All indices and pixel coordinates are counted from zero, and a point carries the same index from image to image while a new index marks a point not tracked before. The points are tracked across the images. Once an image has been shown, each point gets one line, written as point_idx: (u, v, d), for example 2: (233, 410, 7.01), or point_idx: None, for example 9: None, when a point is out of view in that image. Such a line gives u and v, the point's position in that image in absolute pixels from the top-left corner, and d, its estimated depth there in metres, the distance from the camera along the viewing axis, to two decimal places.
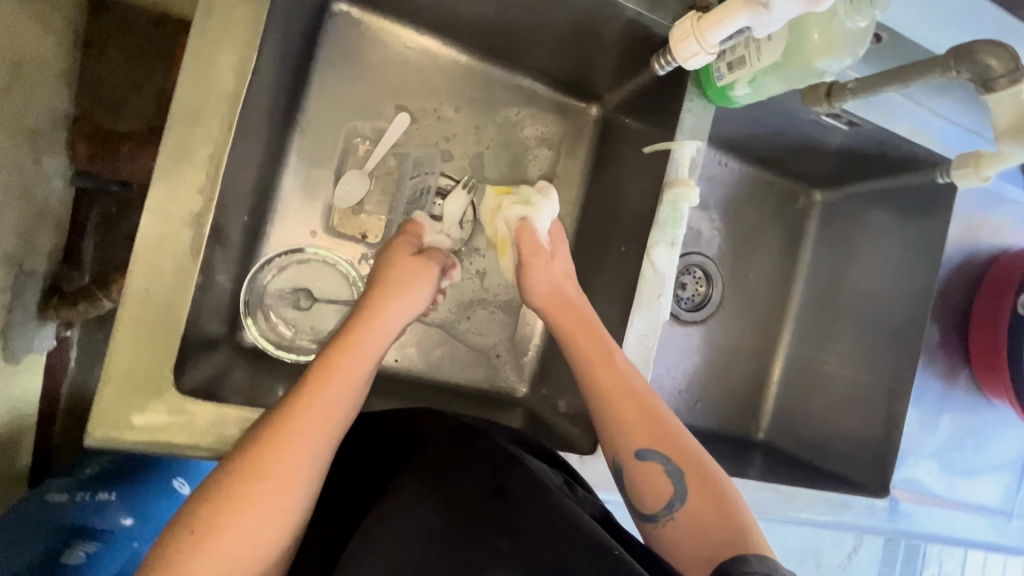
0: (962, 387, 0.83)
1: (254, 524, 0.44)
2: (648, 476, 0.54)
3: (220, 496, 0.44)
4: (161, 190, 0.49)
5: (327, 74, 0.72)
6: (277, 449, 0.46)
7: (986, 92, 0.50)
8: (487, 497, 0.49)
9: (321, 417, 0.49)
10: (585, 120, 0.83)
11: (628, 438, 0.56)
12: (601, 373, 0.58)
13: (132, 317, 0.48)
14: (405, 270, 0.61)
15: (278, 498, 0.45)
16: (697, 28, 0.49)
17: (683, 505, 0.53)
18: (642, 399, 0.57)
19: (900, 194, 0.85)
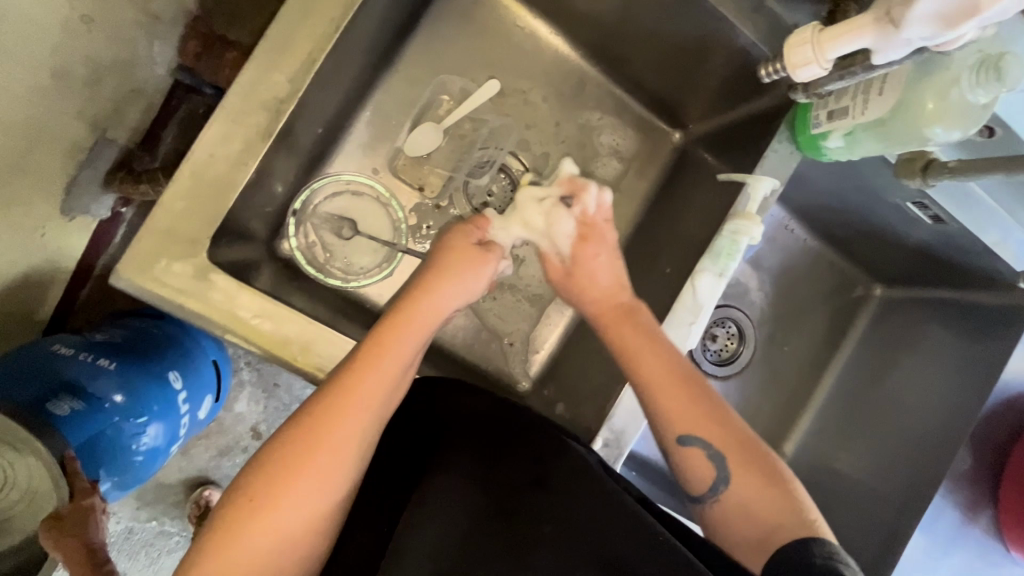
0: (981, 528, 0.73)
1: (311, 493, 0.45)
2: (691, 463, 0.54)
3: (278, 466, 0.45)
4: (254, 68, 0.51)
5: (434, 29, 0.75)
6: (328, 429, 0.46)
7: None
8: (532, 485, 0.46)
9: (369, 392, 0.48)
10: (664, 144, 0.82)
11: (672, 424, 0.55)
12: (644, 365, 0.56)
13: (189, 175, 0.50)
14: (466, 261, 0.58)
15: (332, 472, 0.46)
16: (817, 37, 0.47)
17: (727, 488, 0.53)
18: (687, 390, 0.56)
19: (966, 311, 0.80)
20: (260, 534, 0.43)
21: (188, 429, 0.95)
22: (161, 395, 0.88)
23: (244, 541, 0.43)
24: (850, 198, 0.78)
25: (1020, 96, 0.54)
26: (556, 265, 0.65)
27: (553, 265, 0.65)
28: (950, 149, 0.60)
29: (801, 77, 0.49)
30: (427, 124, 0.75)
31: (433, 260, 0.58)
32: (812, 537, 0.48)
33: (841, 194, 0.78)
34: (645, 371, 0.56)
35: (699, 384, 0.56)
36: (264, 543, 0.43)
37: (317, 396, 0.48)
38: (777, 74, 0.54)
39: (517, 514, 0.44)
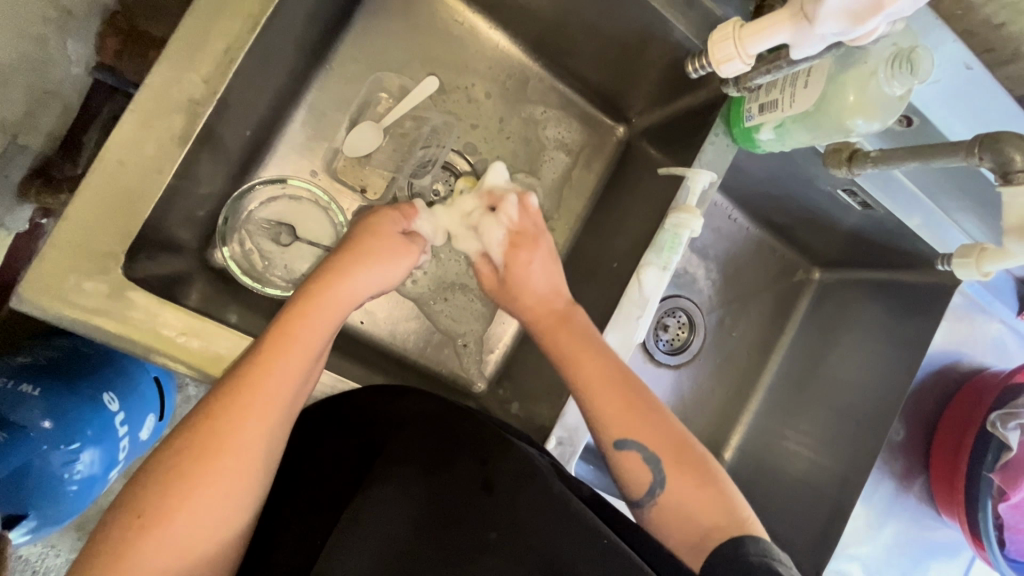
0: (914, 495, 0.78)
1: (210, 498, 0.42)
2: (628, 467, 0.55)
3: (173, 472, 0.42)
4: (166, 68, 0.48)
5: (368, 24, 0.72)
6: (229, 428, 0.44)
7: (1005, 184, 0.48)
8: (476, 491, 0.47)
9: (273, 390, 0.46)
10: (609, 138, 0.83)
11: (604, 431, 0.55)
12: (581, 366, 0.57)
13: (98, 186, 0.46)
14: (384, 245, 0.56)
15: (236, 475, 0.43)
16: (738, 34, 0.48)
17: (664, 489, 0.54)
18: (615, 394, 0.56)
19: (896, 291, 0.84)
20: (156, 550, 0.40)
21: (128, 453, 0.88)
22: (95, 419, 0.82)
23: (134, 561, 0.39)
24: (786, 186, 0.81)
25: (932, 87, 0.58)
26: (489, 271, 0.66)
27: (487, 276, 0.66)
28: (873, 137, 0.63)
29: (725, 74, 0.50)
30: (365, 123, 0.72)
31: (347, 242, 0.55)
32: (748, 536, 0.50)
33: (780, 183, 0.81)
34: (585, 374, 0.57)
35: (632, 388, 0.57)
36: (162, 559, 0.40)
37: (217, 392, 0.45)
38: (704, 70, 0.56)
39: (464, 521, 0.45)
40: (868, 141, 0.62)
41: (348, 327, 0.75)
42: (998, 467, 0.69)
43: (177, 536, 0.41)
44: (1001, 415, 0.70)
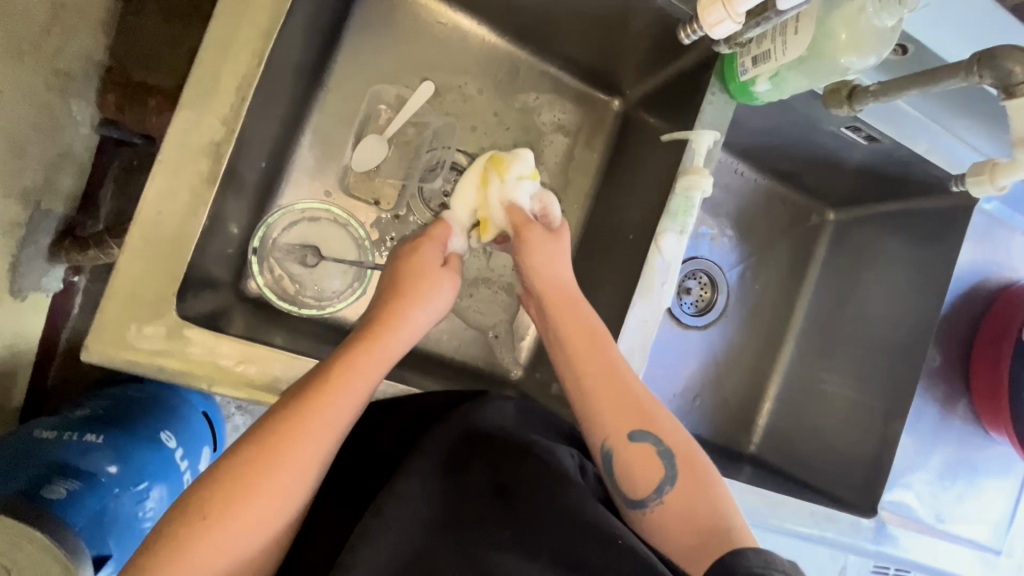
0: (960, 417, 0.80)
1: (257, 514, 0.45)
2: (638, 460, 0.54)
3: (228, 485, 0.45)
4: (184, 115, 0.50)
5: (358, 39, 0.74)
6: (286, 449, 0.47)
7: (1007, 98, 0.49)
8: (491, 496, 0.50)
9: (333, 415, 0.50)
10: (606, 114, 0.84)
11: (620, 424, 0.56)
12: (585, 356, 0.60)
13: (142, 237, 0.49)
14: (429, 284, 0.62)
15: (283, 497, 0.46)
16: None
17: (674, 487, 0.53)
18: (625, 389, 0.58)
19: (913, 219, 0.84)
20: (196, 565, 0.42)
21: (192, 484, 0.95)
22: (157, 457, 0.86)
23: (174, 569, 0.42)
24: (789, 133, 0.81)
25: (925, 12, 0.58)
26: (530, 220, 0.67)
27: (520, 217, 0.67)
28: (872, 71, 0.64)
29: (718, 36, 0.51)
30: (369, 136, 0.74)
31: (399, 278, 0.61)
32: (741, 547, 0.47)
33: (781, 131, 0.81)
34: (584, 366, 0.59)
35: (642, 395, 0.58)
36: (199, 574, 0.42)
37: (277, 413, 0.49)
38: (696, 35, 0.55)
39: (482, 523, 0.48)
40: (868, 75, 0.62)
41: None
42: None
43: (219, 551, 0.43)
44: None
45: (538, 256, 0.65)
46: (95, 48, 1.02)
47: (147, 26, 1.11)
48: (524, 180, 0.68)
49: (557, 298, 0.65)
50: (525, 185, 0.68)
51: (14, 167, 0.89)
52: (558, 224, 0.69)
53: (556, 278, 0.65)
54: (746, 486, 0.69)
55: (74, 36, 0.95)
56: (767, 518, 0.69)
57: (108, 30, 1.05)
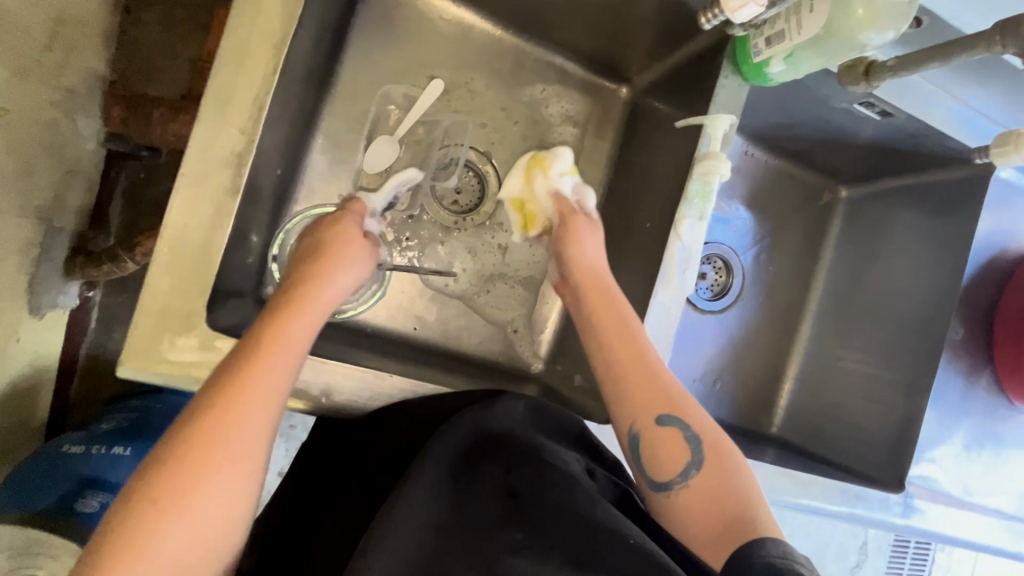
0: (984, 387, 0.79)
1: (212, 482, 0.42)
2: (667, 445, 0.55)
3: (177, 465, 0.42)
4: (204, 127, 0.50)
5: (364, 40, 0.74)
6: (226, 418, 0.44)
7: None
8: (503, 497, 0.51)
9: (273, 367, 0.48)
10: (614, 102, 0.84)
11: (648, 409, 0.57)
12: (615, 342, 0.62)
13: (170, 250, 0.49)
14: (341, 250, 0.62)
15: (235, 458, 0.43)
16: None
17: (700, 471, 0.54)
18: (653, 374, 0.59)
19: (928, 191, 0.84)
20: (161, 550, 0.40)
21: None
22: None
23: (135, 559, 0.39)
24: (800, 112, 0.81)
25: None
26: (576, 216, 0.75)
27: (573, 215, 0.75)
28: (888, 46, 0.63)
29: (742, 19, 0.52)
30: (381, 138, 0.75)
31: (318, 244, 0.62)
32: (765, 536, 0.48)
33: (792, 110, 0.80)
34: (616, 349, 0.61)
35: (671, 381, 0.59)
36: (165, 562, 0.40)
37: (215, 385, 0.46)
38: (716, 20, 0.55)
39: (493, 524, 0.48)
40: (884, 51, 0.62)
41: (402, 335, 0.77)
42: None
43: (183, 532, 0.41)
44: None
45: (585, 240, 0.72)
46: (97, 63, 1.02)
47: (146, 37, 1.11)
48: (565, 175, 0.78)
49: (593, 285, 0.68)
50: (562, 178, 0.77)
51: (24, 186, 0.89)
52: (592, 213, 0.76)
53: (596, 263, 0.71)
54: (775, 469, 0.69)
55: (76, 52, 0.95)
56: (798, 500, 0.69)
57: (109, 43, 1.05)
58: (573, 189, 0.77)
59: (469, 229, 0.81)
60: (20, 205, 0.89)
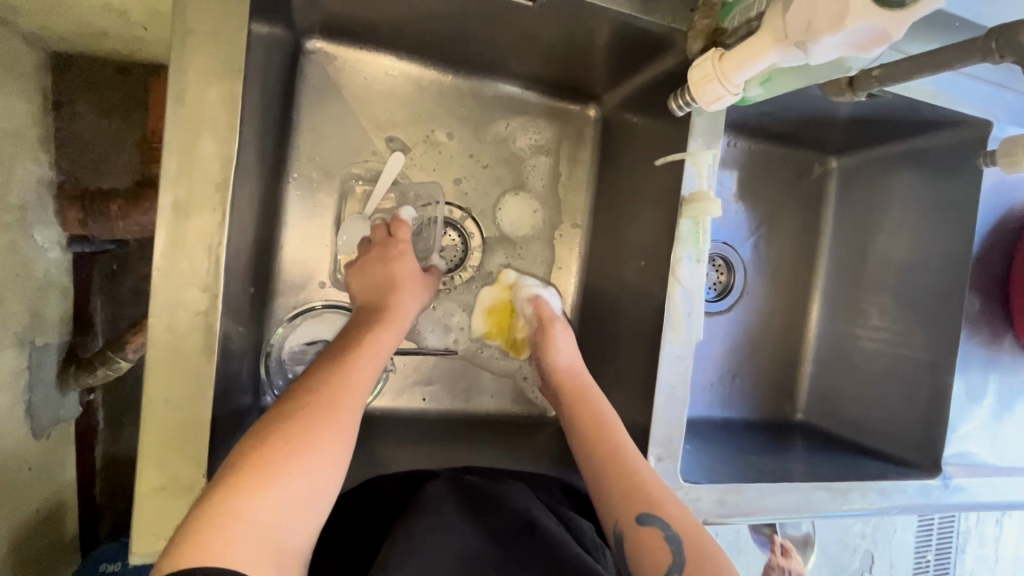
0: (1008, 352, 0.77)
1: (333, 433, 0.47)
2: (646, 543, 0.51)
3: (303, 419, 0.47)
4: (162, 291, 0.44)
5: (313, 119, 0.70)
6: (342, 390, 0.51)
7: None
8: (524, 546, 0.53)
9: (373, 360, 0.56)
10: (584, 123, 0.80)
11: (628, 506, 0.54)
12: (596, 439, 0.60)
13: (154, 430, 0.45)
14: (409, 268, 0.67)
15: (354, 415, 0.50)
16: (720, 71, 0.50)
17: (683, 574, 0.49)
18: (628, 469, 0.57)
19: (922, 155, 0.80)
20: (293, 483, 0.43)
21: None
22: None
23: (265, 493, 0.42)
24: (779, 101, 0.76)
25: None
26: (550, 312, 0.73)
27: (546, 312, 0.73)
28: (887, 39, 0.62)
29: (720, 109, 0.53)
30: (350, 217, 0.71)
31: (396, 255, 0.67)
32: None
33: (770, 100, 0.76)
34: (598, 445, 0.60)
35: (650, 481, 0.56)
36: (292, 495, 0.43)
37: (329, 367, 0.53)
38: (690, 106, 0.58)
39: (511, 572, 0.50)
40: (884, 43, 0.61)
41: (412, 410, 0.75)
42: None
43: (314, 471, 0.45)
44: None
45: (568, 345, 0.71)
46: (40, 169, 0.97)
47: (83, 128, 1.05)
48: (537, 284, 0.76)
49: (570, 383, 0.68)
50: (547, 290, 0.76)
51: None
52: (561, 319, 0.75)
53: (572, 367, 0.69)
54: (811, 484, 0.68)
55: (16, 166, 0.90)
56: (838, 507, 0.69)
57: (47, 145, 1.00)
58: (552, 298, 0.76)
59: (459, 287, 0.78)
60: None
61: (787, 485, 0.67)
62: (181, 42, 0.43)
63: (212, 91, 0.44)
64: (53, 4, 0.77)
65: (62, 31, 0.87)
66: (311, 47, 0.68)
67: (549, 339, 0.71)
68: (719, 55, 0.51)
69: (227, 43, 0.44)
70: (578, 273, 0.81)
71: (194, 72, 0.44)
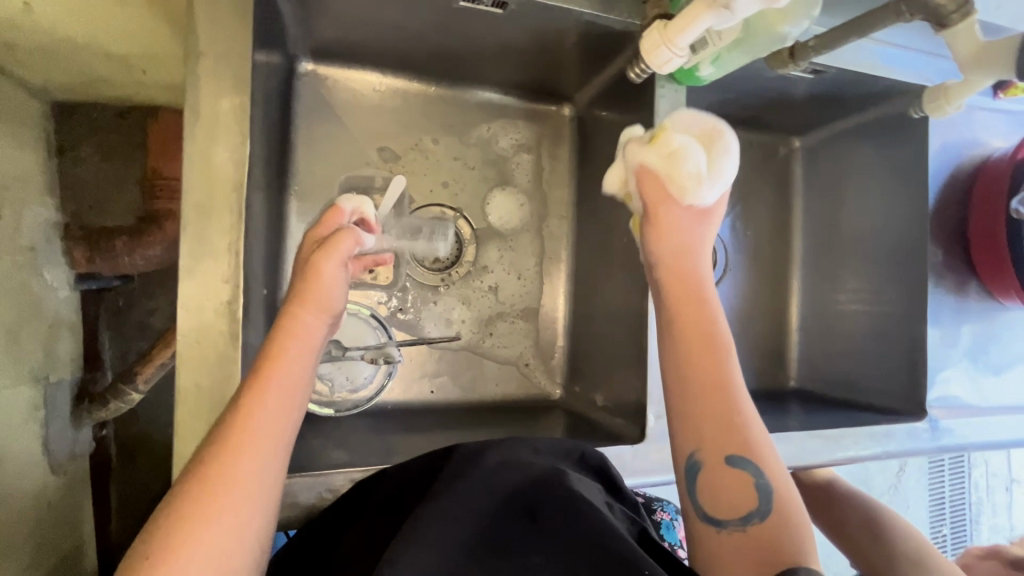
0: (975, 298, 0.83)
1: (230, 502, 0.43)
2: (730, 485, 0.50)
3: (185, 510, 0.42)
4: (188, 287, 0.49)
5: (309, 135, 0.76)
6: (230, 457, 0.44)
7: (941, 29, 0.53)
8: (523, 521, 0.50)
9: (272, 395, 0.48)
10: (561, 122, 0.86)
11: (720, 443, 0.51)
12: (701, 358, 0.54)
13: (188, 413, 0.49)
14: (309, 281, 0.54)
15: (253, 471, 0.45)
16: (666, 37, 0.56)
17: (762, 522, 0.48)
18: (733, 407, 0.52)
19: (873, 127, 0.86)
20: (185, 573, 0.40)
21: None
22: None
23: None
24: (738, 86, 0.83)
25: None
26: (657, 182, 0.62)
27: (653, 183, 0.62)
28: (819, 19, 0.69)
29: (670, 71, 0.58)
30: None
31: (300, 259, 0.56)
32: (814, 569, 0.46)
33: (730, 86, 0.83)
34: (704, 366, 0.53)
35: (748, 419, 0.52)
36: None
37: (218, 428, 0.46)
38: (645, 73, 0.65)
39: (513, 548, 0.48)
40: (819, 23, 0.68)
41: (423, 401, 0.80)
42: None
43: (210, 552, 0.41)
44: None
45: (660, 218, 0.61)
46: (47, 212, 1.01)
47: (87, 172, 1.10)
48: (692, 151, 0.61)
49: (684, 270, 0.59)
50: (690, 155, 0.61)
51: (14, 356, 0.89)
52: (694, 210, 0.61)
53: (679, 261, 0.60)
54: (804, 433, 0.72)
55: (26, 209, 0.94)
56: (832, 454, 0.73)
57: (53, 189, 1.04)
58: (692, 186, 0.60)
59: (457, 282, 0.82)
60: (15, 376, 0.89)
61: (781, 435, 0.71)
62: (194, 63, 0.49)
63: (224, 103, 0.50)
64: (60, 54, 0.83)
65: (65, 80, 0.93)
66: (304, 70, 0.74)
67: (657, 217, 0.61)
68: (664, 25, 0.56)
69: (236, 61, 0.50)
70: (567, 261, 0.86)
71: (208, 87, 0.49)
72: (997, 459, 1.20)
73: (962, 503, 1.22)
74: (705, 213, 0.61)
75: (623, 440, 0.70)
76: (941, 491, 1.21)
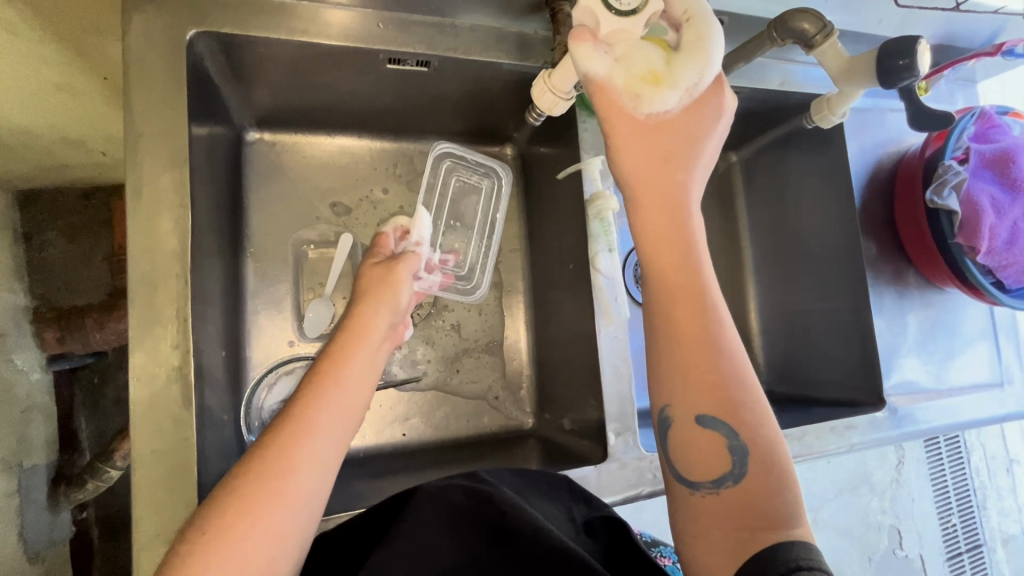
0: (914, 284, 0.87)
1: (276, 501, 0.47)
2: (703, 449, 0.48)
3: (235, 501, 0.46)
4: (140, 357, 0.51)
5: (260, 198, 0.79)
6: (293, 452, 0.49)
7: (810, 50, 0.62)
8: (490, 544, 0.51)
9: (340, 398, 0.55)
10: (503, 161, 0.91)
11: (693, 402, 0.49)
12: (672, 301, 0.50)
13: (148, 480, 0.51)
14: (385, 281, 0.67)
15: (311, 469, 0.49)
16: (549, 83, 0.60)
17: (737, 485, 0.47)
18: (712, 363, 0.49)
19: (793, 139, 0.91)
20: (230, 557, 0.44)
21: None
22: None
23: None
24: None
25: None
26: (618, 90, 0.51)
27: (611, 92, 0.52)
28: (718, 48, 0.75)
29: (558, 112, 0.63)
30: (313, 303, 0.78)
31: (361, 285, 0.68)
32: (796, 539, 0.44)
33: None
34: (676, 312, 0.50)
35: (726, 377, 0.49)
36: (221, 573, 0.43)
37: (275, 428, 0.51)
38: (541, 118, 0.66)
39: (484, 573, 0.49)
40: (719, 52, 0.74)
41: (395, 445, 0.80)
42: (958, 230, 0.76)
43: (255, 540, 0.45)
44: (935, 190, 0.77)
45: (616, 136, 0.52)
46: (14, 297, 1.02)
47: (53, 254, 1.12)
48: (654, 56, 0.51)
49: (649, 194, 0.52)
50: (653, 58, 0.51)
51: None
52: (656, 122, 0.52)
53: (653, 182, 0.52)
54: None
55: None
56: (796, 453, 0.74)
57: (20, 274, 1.06)
58: (648, 99, 0.51)
59: (419, 323, 0.84)
60: None
61: None
62: (134, 147, 0.53)
63: (164, 181, 0.53)
64: (20, 147, 0.86)
65: (28, 169, 0.96)
66: (250, 138, 0.78)
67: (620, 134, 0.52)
68: (547, 73, 0.61)
69: (174, 142, 0.54)
70: (524, 291, 0.89)
71: (149, 168, 0.53)
72: (992, 439, 1.07)
73: (965, 491, 1.06)
74: (677, 122, 0.52)
75: (589, 462, 0.71)
76: (943, 479, 1.05)
